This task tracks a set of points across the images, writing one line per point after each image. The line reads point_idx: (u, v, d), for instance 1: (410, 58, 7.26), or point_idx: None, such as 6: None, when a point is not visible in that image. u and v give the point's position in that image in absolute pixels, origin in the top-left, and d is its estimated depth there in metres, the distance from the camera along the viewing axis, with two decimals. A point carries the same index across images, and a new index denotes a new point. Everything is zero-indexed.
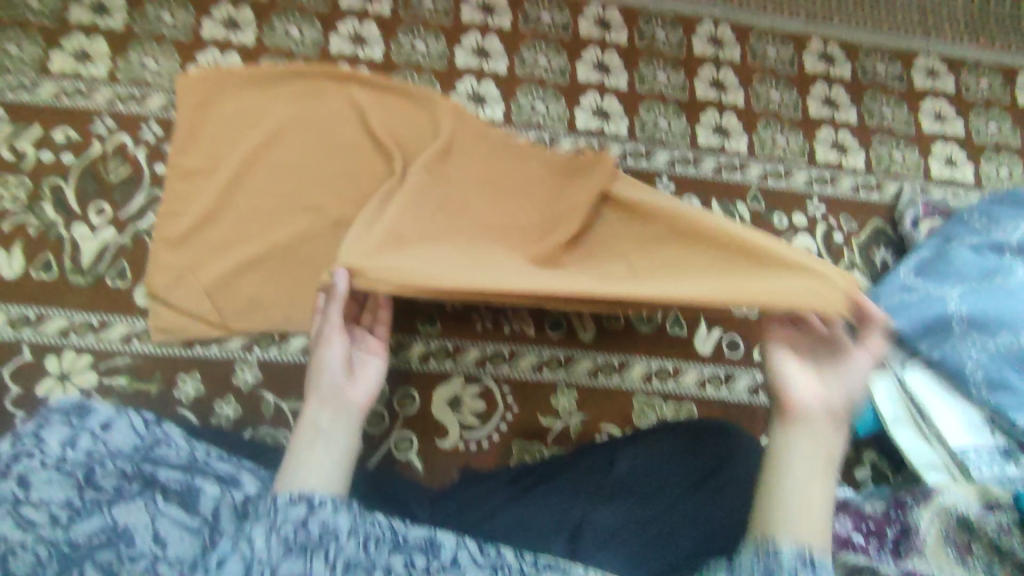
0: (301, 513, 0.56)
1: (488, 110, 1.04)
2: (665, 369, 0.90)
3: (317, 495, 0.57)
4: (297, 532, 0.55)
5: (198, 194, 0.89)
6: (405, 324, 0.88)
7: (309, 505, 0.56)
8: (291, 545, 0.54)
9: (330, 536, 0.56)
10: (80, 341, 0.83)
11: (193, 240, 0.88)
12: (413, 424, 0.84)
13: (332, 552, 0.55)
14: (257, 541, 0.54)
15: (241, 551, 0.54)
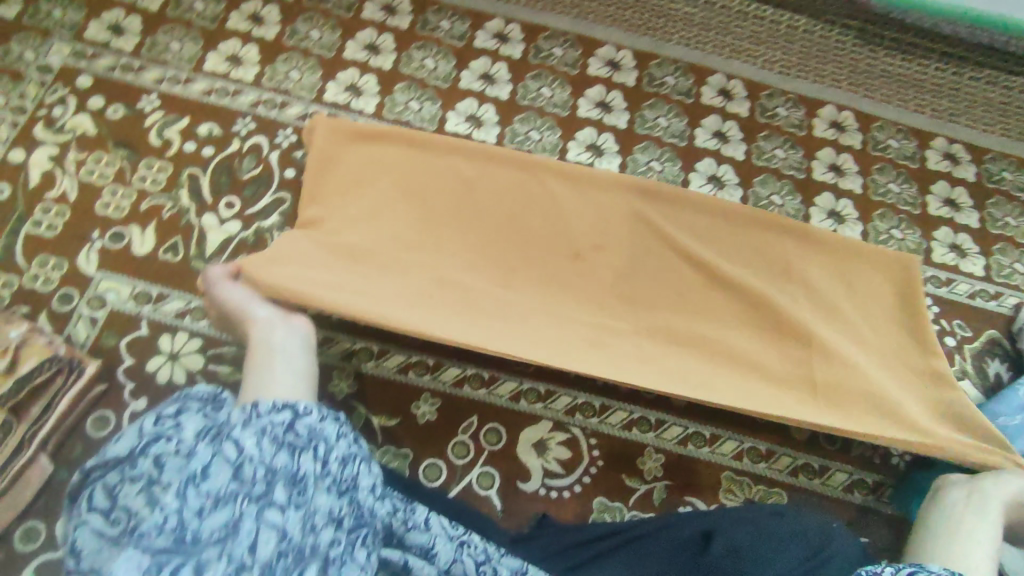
0: (279, 463, 0.57)
1: (604, 162, 1.06)
2: (757, 450, 0.87)
3: (300, 403, 0.62)
4: (287, 432, 0.59)
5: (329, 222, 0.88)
6: (500, 359, 0.87)
7: (294, 411, 0.61)
8: (280, 443, 0.58)
9: (316, 436, 0.60)
10: (193, 324, 0.86)
11: (309, 242, 0.85)
12: (496, 461, 0.82)
13: (318, 468, 0.59)
14: (254, 500, 0.54)
15: (226, 456, 0.55)
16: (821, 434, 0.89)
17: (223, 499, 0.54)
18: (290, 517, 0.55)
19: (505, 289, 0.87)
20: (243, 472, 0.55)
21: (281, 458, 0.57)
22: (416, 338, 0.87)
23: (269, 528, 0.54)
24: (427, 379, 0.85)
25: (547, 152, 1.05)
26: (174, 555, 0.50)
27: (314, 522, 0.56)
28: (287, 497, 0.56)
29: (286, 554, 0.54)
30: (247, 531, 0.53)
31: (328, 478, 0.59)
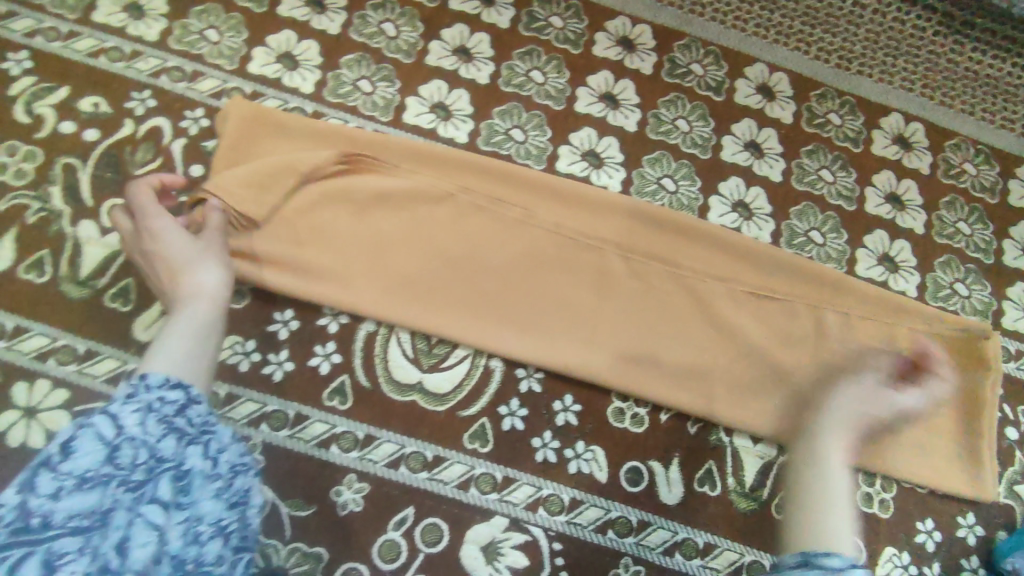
0: (166, 451, 0.47)
1: (603, 175, 0.83)
2: (761, 565, 0.70)
3: (195, 386, 0.52)
4: (177, 414, 0.49)
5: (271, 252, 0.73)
6: (448, 435, 0.70)
7: (187, 393, 0.51)
8: (170, 427, 0.48)
9: (211, 428, 0.51)
10: (59, 370, 0.68)
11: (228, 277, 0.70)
12: (433, 569, 0.66)
13: (209, 466, 0.50)
14: (129, 490, 0.45)
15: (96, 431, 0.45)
16: (840, 547, 0.72)
17: (92, 482, 0.44)
18: (173, 526, 0.46)
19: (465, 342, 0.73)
20: (119, 454, 0.45)
21: (169, 445, 0.48)
22: (343, 405, 0.70)
23: (145, 531, 0.45)
24: (355, 457, 0.68)
25: (532, 159, 0.82)
26: (15, 545, 0.41)
27: (197, 534, 0.48)
28: (175, 495, 0.47)
29: (163, 565, 0.45)
30: (117, 527, 0.44)
31: (219, 481, 0.51)
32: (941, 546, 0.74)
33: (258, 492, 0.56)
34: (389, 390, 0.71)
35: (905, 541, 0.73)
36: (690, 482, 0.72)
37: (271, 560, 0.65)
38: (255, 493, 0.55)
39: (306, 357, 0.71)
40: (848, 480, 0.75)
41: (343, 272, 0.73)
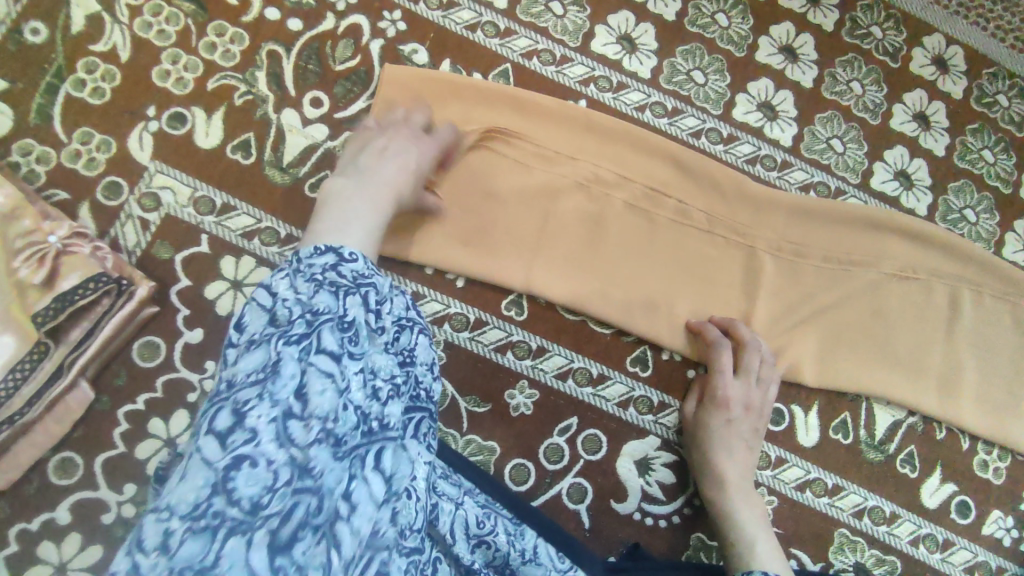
0: (322, 304, 0.44)
1: (776, 128, 0.85)
2: (881, 511, 0.76)
3: (346, 248, 0.49)
4: (326, 273, 0.46)
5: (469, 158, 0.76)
6: (612, 357, 0.75)
7: (339, 255, 0.48)
8: (323, 282, 0.46)
9: (366, 281, 0.48)
10: (260, 249, 0.72)
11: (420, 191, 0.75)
12: (592, 474, 0.71)
13: (370, 319, 0.46)
14: (296, 342, 0.42)
15: (259, 300, 0.46)
16: (952, 504, 0.78)
17: (258, 341, 0.43)
18: (349, 372, 0.43)
19: (637, 273, 0.76)
20: (277, 314, 0.44)
21: (329, 298, 0.45)
22: (520, 316, 0.75)
23: (322, 377, 0.41)
24: (527, 365, 0.73)
25: (709, 102, 0.84)
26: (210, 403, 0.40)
27: (375, 386, 0.45)
28: (342, 345, 0.43)
29: (349, 410, 0.42)
30: (290, 375, 0.40)
31: (383, 335, 0.47)
32: None
33: (422, 352, 0.51)
34: (562, 309, 0.75)
35: (1011, 506, 0.79)
36: (825, 429, 0.77)
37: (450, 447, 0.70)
38: (419, 351, 0.51)
39: (488, 268, 0.74)
40: (967, 445, 0.80)
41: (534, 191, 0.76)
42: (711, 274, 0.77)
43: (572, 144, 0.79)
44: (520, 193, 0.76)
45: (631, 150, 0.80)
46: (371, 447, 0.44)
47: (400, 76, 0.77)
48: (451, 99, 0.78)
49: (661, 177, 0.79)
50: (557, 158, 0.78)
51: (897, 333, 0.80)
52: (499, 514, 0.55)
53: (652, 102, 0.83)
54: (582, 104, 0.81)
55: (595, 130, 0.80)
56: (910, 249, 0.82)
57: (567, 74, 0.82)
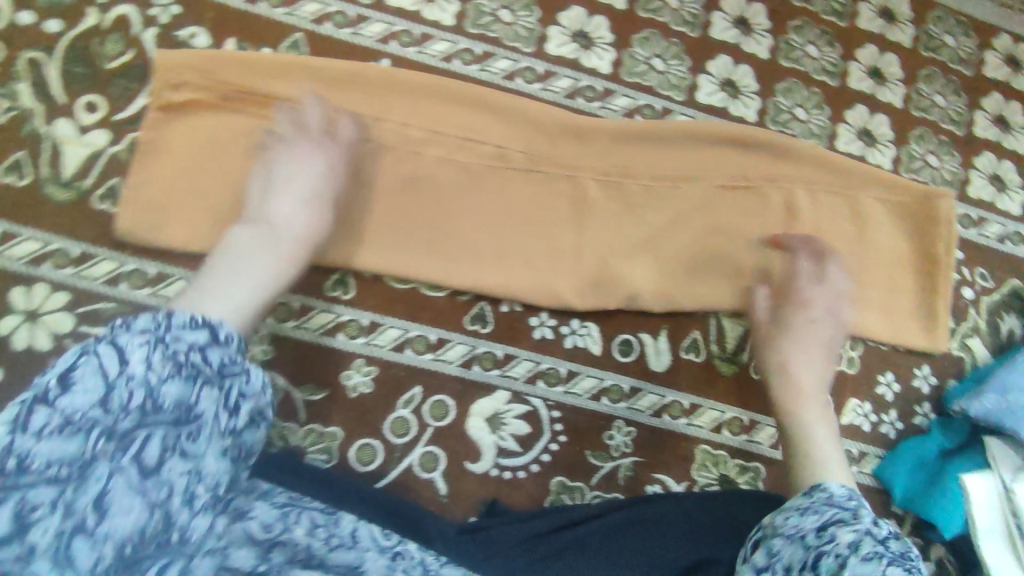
0: (168, 399, 0.45)
1: (593, 57, 0.81)
2: (739, 421, 0.78)
3: (224, 329, 0.50)
4: (191, 355, 0.47)
5: (263, 140, 0.72)
6: (449, 319, 0.73)
7: (212, 335, 0.49)
8: (181, 369, 0.46)
9: (232, 374, 0.49)
10: (56, 273, 0.68)
11: (217, 185, 0.70)
12: (442, 440, 0.71)
13: (220, 420, 0.48)
14: (116, 442, 0.43)
15: (94, 357, 0.44)
16: None
17: (76, 426, 0.42)
18: (171, 473, 0.45)
19: (462, 231, 0.75)
20: (112, 397, 0.43)
21: (179, 391, 0.45)
22: (346, 295, 0.72)
23: (131, 492, 0.43)
24: (361, 343, 0.71)
25: (521, 41, 0.80)
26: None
27: (193, 493, 0.47)
28: (164, 452, 0.45)
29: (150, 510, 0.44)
30: (97, 479, 0.42)
31: (225, 431, 0.49)
32: (897, 396, 0.82)
33: (260, 438, 0.53)
34: (389, 279, 0.73)
35: (866, 393, 0.82)
36: (676, 351, 0.78)
37: (290, 441, 0.69)
38: (258, 442, 0.53)
39: None
40: None
41: (338, 164, 0.73)
42: (539, 218, 0.76)
43: (375, 105, 0.75)
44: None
45: (440, 103, 0.76)
46: (162, 560, 0.45)
47: (177, 61, 0.70)
48: (236, 74, 0.72)
49: (477, 127, 0.77)
50: (358, 122, 0.74)
51: (732, 246, 0.80)
52: (305, 508, 0.57)
53: (460, 50, 0.78)
54: (385, 63, 0.76)
55: (399, 86, 0.75)
56: (736, 161, 0.82)
57: (365, 35, 0.77)
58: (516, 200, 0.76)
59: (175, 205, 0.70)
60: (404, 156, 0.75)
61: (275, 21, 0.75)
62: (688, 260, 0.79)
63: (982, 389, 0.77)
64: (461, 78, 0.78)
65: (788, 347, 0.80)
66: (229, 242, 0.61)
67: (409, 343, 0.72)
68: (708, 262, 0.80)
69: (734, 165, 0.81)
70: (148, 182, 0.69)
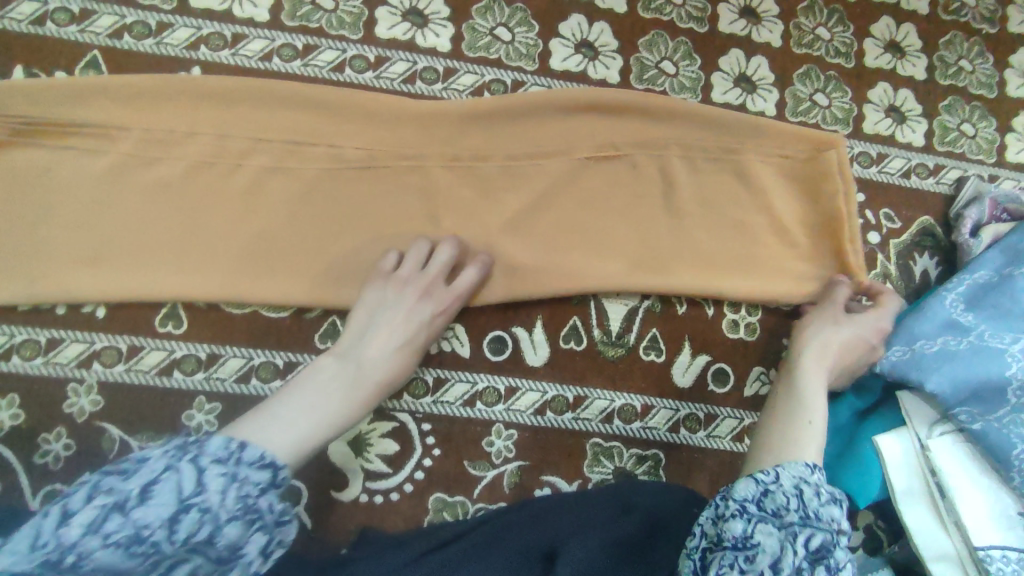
0: (219, 537, 0.45)
1: (430, 35, 0.75)
2: (631, 408, 0.72)
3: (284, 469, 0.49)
4: (259, 497, 0.46)
5: (62, 172, 0.65)
6: (298, 340, 0.68)
7: (273, 476, 0.48)
8: (245, 512, 0.46)
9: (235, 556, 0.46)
10: None
11: (16, 228, 0.64)
12: (303, 471, 0.66)
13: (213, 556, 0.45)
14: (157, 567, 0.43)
15: (178, 478, 0.44)
16: (708, 375, 0.74)
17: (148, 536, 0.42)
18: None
19: (298, 244, 0.68)
20: (182, 521, 0.43)
21: (235, 536, 0.45)
22: (179, 328, 0.66)
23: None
24: (202, 378, 0.66)
25: (346, 28, 0.73)
26: None
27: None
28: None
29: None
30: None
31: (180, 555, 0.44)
32: None
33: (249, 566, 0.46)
34: (225, 305, 0.67)
35: (771, 360, 0.75)
36: (555, 342, 0.72)
37: None
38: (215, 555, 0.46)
39: (122, 288, 0.65)
40: (712, 311, 0.75)
41: (149, 187, 0.66)
42: (386, 218, 0.70)
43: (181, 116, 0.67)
44: (138, 194, 0.66)
45: (255, 107, 0.68)
46: None
47: None
48: (25, 105, 0.65)
49: (303, 126, 0.68)
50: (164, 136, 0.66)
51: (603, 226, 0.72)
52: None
53: (278, 47, 0.72)
54: (196, 72, 0.71)
55: (205, 95, 0.67)
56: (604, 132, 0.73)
57: (170, 43, 0.71)
58: (354, 201, 0.69)
59: None
60: (220, 168, 0.67)
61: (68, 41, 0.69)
62: (557, 241, 0.71)
63: (889, 340, 0.71)
64: (282, 76, 0.72)
65: (675, 321, 0.74)
66: (304, 379, 0.59)
67: (255, 372, 0.67)
68: (581, 242, 0.72)
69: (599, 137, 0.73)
70: None
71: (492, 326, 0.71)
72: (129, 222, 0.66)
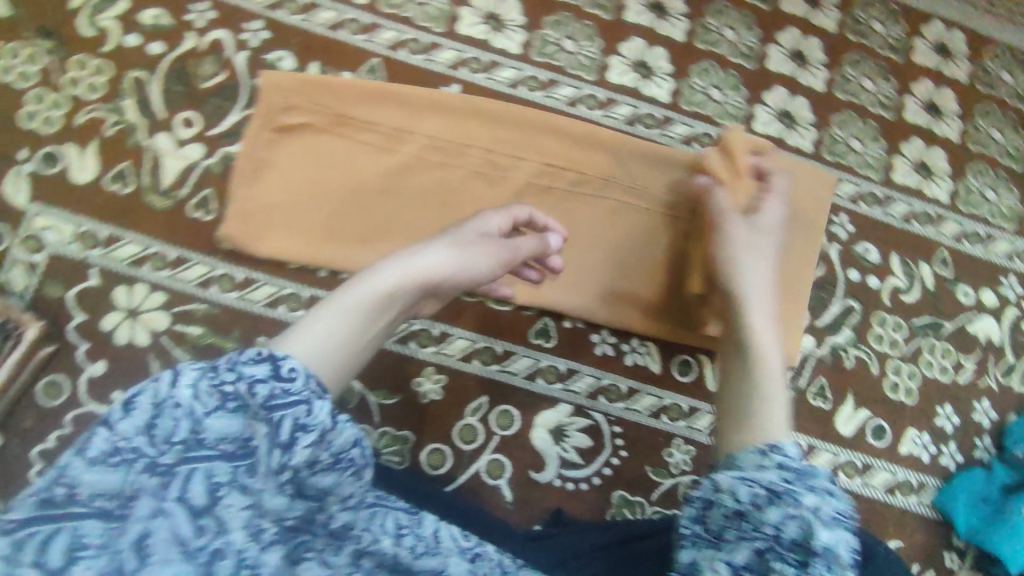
0: (210, 433, 0.38)
1: (652, 86, 0.84)
2: (797, 445, 0.78)
3: (287, 357, 0.42)
4: (310, 381, 0.42)
5: (344, 158, 0.76)
6: (515, 332, 0.76)
7: (275, 368, 0.41)
8: (226, 399, 0.39)
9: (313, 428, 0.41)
10: (154, 275, 0.73)
11: (303, 198, 0.75)
12: (509, 449, 0.74)
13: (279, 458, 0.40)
14: (178, 491, 0.37)
15: (153, 386, 0.39)
16: (867, 429, 0.80)
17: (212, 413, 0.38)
18: (228, 510, 0.38)
19: None
20: (160, 423, 0.38)
21: (223, 425, 0.39)
22: None
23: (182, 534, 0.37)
24: (432, 352, 0.74)
25: (583, 69, 0.83)
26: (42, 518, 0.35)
27: (260, 525, 0.40)
28: (216, 490, 0.38)
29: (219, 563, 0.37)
30: (140, 518, 0.36)
31: (282, 480, 0.40)
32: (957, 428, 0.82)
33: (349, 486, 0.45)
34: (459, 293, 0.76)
35: (925, 423, 0.81)
36: None
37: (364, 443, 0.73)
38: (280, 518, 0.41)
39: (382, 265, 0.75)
40: (876, 371, 0.81)
41: (417, 183, 0.77)
42: (609, 240, 0.78)
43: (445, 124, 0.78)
44: (415, 189, 0.77)
45: (509, 127, 0.79)
46: None
47: (284, 82, 0.76)
48: (332, 101, 0.77)
49: (554, 150, 0.79)
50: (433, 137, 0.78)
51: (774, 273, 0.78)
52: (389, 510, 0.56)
53: (525, 77, 0.82)
54: (455, 89, 0.80)
55: (468, 112, 0.78)
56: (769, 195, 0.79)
57: (437, 61, 0.80)
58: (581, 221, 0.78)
59: (265, 218, 0.74)
60: (475, 177, 0.78)
61: (350, 47, 0.79)
62: None
63: None
64: (525, 102, 0.81)
65: (843, 373, 0.81)
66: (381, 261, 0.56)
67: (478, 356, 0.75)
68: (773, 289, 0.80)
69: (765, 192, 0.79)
70: (245, 196, 0.74)
71: (681, 349, 0.78)
72: (394, 210, 0.77)
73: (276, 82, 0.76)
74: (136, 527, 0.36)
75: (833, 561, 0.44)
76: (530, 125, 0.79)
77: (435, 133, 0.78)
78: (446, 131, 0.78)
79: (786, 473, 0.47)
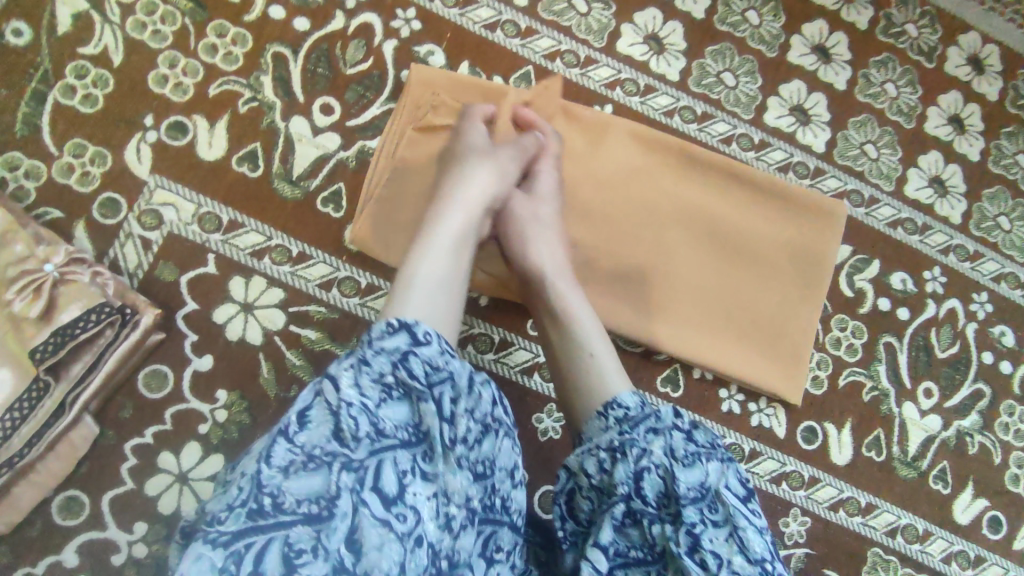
0: (389, 425, 0.40)
1: (809, 133, 0.79)
2: (914, 528, 0.75)
3: (419, 325, 0.44)
4: (442, 356, 0.43)
5: None
6: (642, 376, 0.73)
7: (412, 336, 0.43)
8: (388, 387, 0.41)
9: (441, 381, 0.42)
10: (274, 269, 0.68)
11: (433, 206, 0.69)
12: None
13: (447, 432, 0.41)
14: (360, 472, 0.38)
15: (324, 397, 0.40)
16: (983, 520, 0.77)
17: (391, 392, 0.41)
18: (417, 500, 0.39)
19: (673, 294, 0.72)
20: (342, 425, 0.39)
21: (396, 412, 0.41)
22: None
23: (378, 526, 0.37)
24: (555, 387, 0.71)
25: (740, 106, 0.78)
26: (257, 531, 0.36)
27: (448, 514, 0.41)
28: (404, 478, 0.39)
29: (418, 549, 0.38)
30: (344, 516, 0.37)
31: (459, 448, 0.41)
32: None
33: (508, 458, 0.45)
34: None
35: None
36: (859, 447, 0.75)
37: None
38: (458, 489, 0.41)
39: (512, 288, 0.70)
40: (1000, 460, 0.78)
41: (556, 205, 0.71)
42: (747, 295, 0.74)
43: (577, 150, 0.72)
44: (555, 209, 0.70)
45: (662, 161, 0.74)
46: None
47: (436, 80, 0.71)
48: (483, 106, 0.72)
49: (699, 191, 0.74)
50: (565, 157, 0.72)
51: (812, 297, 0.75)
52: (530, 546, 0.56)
53: (681, 107, 0.77)
54: (607, 109, 0.76)
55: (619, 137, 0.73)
56: (811, 229, 0.75)
57: (592, 77, 0.76)
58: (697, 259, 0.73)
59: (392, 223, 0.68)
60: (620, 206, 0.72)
61: (508, 52, 0.74)
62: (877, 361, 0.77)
63: None
64: (679, 134, 0.77)
65: (967, 460, 0.77)
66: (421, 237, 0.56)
67: None
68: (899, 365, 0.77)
69: (812, 232, 0.75)
70: (374, 196, 0.69)
71: (808, 416, 0.75)
72: None
73: (427, 77, 0.71)
74: (343, 527, 0.37)
75: (707, 503, 0.44)
76: (682, 162, 0.74)
77: (582, 155, 0.72)
78: (594, 155, 0.72)
79: (622, 426, 0.49)
